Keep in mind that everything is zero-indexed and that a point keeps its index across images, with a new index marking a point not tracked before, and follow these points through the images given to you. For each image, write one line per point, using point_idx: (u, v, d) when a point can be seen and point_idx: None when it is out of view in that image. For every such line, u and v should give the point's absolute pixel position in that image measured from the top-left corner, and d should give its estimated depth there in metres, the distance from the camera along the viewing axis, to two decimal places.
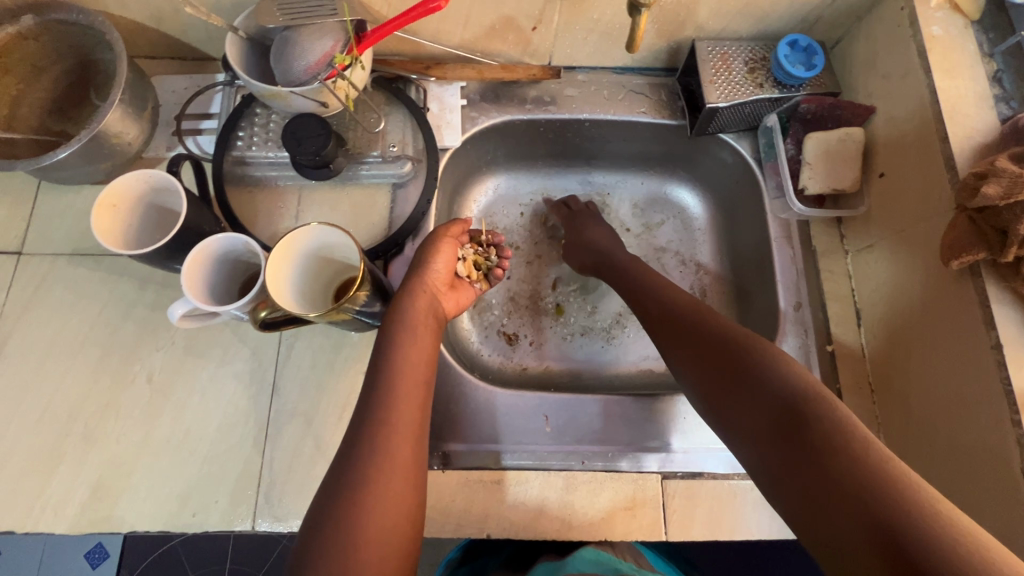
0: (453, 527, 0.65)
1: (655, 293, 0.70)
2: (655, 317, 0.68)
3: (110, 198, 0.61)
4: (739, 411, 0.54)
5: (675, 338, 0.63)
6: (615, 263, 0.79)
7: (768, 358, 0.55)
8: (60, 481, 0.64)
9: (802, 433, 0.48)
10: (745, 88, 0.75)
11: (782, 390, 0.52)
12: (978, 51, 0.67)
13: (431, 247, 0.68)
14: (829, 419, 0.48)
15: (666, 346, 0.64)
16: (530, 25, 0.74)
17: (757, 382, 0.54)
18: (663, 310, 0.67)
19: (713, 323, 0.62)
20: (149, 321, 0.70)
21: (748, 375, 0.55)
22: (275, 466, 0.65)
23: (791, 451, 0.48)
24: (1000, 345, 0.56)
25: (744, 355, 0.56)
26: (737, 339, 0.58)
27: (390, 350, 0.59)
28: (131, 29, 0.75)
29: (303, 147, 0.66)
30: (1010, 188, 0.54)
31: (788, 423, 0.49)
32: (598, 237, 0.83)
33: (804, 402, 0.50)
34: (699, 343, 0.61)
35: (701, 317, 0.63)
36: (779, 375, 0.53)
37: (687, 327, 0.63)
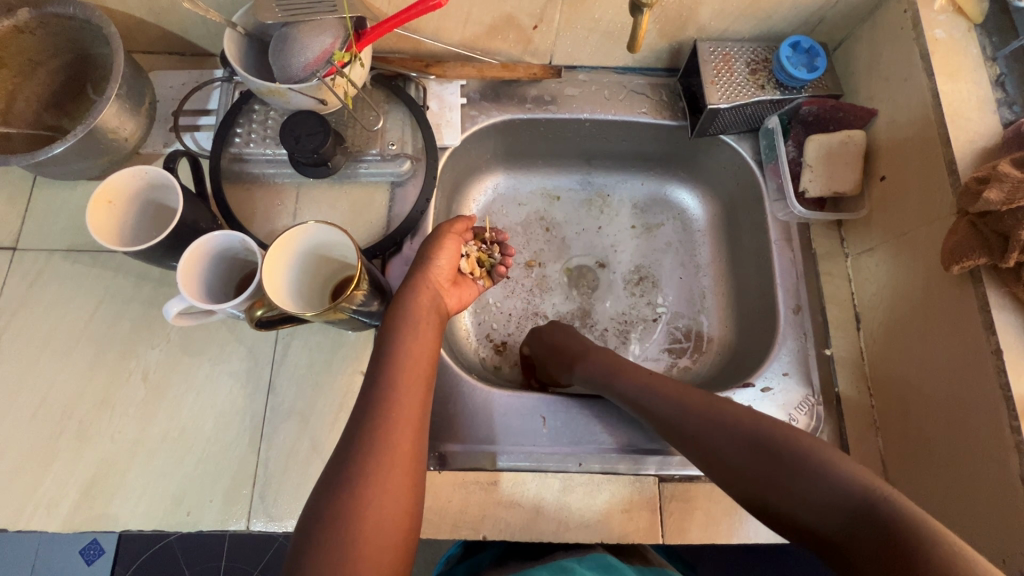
0: (449, 528, 0.64)
1: (652, 389, 0.64)
2: (663, 418, 0.62)
3: (106, 193, 0.61)
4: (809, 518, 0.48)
5: (698, 439, 0.58)
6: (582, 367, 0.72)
7: (819, 458, 0.50)
8: (53, 479, 0.63)
9: (894, 549, 0.42)
10: (747, 89, 0.75)
11: (853, 493, 0.46)
12: (980, 54, 0.67)
13: (435, 243, 0.68)
14: (914, 525, 0.42)
15: (690, 451, 0.59)
16: (531, 24, 0.74)
17: (817, 490, 0.48)
18: (670, 409, 0.61)
19: (736, 419, 0.57)
20: (144, 318, 0.70)
21: (805, 482, 0.49)
22: (271, 465, 0.65)
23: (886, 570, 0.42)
24: (1000, 351, 0.55)
25: (789, 455, 0.51)
26: (775, 437, 0.53)
27: (393, 343, 0.58)
28: (129, 24, 0.74)
29: (302, 144, 0.65)
30: (1012, 194, 0.53)
31: (871, 536, 0.44)
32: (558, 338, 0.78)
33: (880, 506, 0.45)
34: (729, 443, 0.55)
35: (720, 410, 0.58)
36: (838, 478, 0.48)
37: (707, 425, 0.58)
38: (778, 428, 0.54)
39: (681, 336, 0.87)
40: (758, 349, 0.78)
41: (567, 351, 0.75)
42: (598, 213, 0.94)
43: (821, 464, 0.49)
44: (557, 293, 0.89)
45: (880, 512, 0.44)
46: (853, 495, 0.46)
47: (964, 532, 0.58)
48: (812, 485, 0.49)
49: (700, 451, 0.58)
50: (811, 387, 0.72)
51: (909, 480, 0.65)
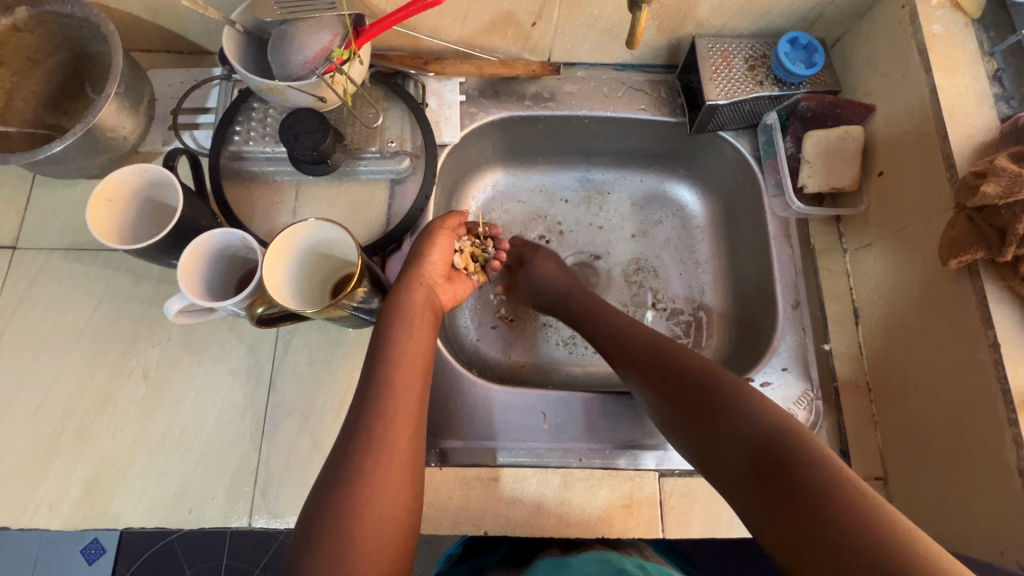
0: (450, 524, 0.64)
1: (625, 336, 0.69)
2: (629, 356, 0.66)
3: (106, 192, 0.61)
4: (718, 449, 0.52)
5: (652, 372, 0.62)
6: (569, 301, 0.78)
7: (745, 395, 0.54)
8: (55, 477, 0.63)
9: (783, 471, 0.46)
10: (745, 85, 0.75)
11: (761, 427, 0.50)
12: (978, 50, 0.67)
13: (427, 240, 0.68)
14: (807, 456, 0.47)
15: (639, 385, 0.63)
16: (529, 21, 0.74)
17: (736, 417, 0.52)
18: (637, 349, 0.66)
19: (689, 360, 0.61)
20: (145, 316, 0.70)
21: (726, 412, 0.53)
22: (272, 462, 0.65)
23: (768, 490, 0.46)
24: (997, 344, 0.56)
25: (722, 388, 0.55)
26: (712, 376, 0.57)
27: (388, 341, 0.58)
28: (127, 22, 0.74)
29: (301, 142, 0.65)
30: (1010, 187, 0.53)
31: (766, 462, 0.48)
32: (549, 272, 0.81)
33: (781, 440, 0.48)
34: (675, 377, 0.59)
35: (679, 354, 0.62)
36: (756, 411, 0.52)
37: (664, 364, 0.62)
38: (712, 366, 0.59)
39: (681, 331, 0.87)
40: (757, 344, 0.78)
41: (561, 286, 0.80)
42: (597, 211, 0.94)
43: (743, 400, 0.53)
44: None
45: (781, 439, 0.49)
46: (764, 423, 0.50)
47: (962, 524, 0.58)
48: (729, 418, 0.52)
49: (648, 384, 0.61)
50: (810, 382, 0.72)
51: (907, 474, 0.65)
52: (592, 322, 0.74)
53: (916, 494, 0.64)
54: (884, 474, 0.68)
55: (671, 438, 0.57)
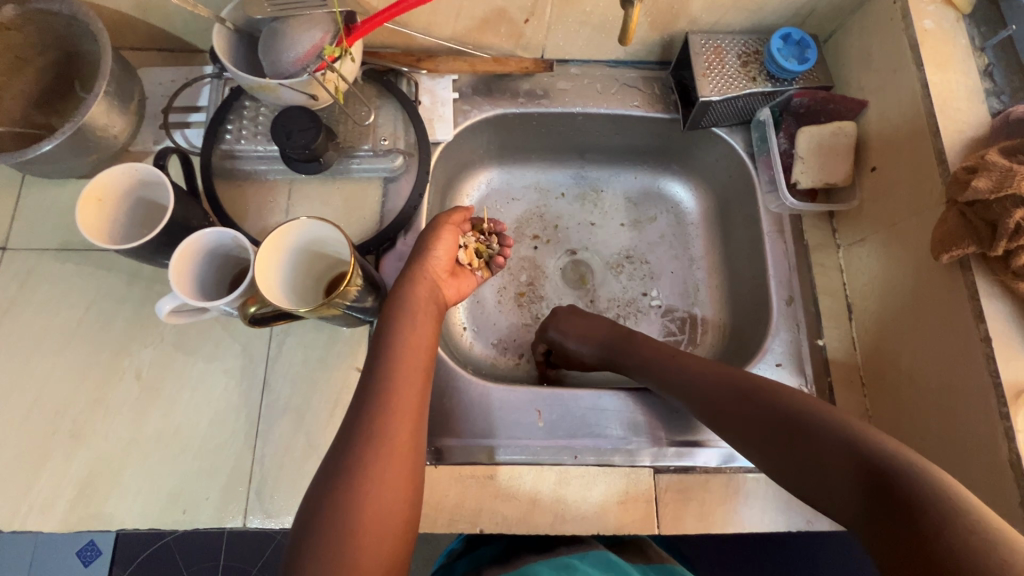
0: (445, 521, 0.65)
1: (697, 370, 0.64)
2: (704, 395, 0.61)
3: (95, 191, 0.60)
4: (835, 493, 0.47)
5: (738, 414, 0.57)
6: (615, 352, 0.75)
7: (852, 434, 0.48)
8: (49, 478, 0.63)
9: (915, 525, 0.41)
10: (738, 81, 0.75)
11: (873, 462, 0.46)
12: (969, 45, 0.67)
13: (431, 235, 0.68)
14: (933, 494, 0.42)
15: (728, 429, 0.58)
16: (522, 17, 0.74)
17: (848, 465, 0.47)
18: (713, 386, 0.61)
19: (776, 396, 0.55)
20: (137, 317, 0.69)
21: (834, 458, 0.48)
22: (267, 462, 0.64)
23: (902, 538, 0.41)
24: (989, 338, 0.56)
25: (826, 430, 0.50)
26: (807, 414, 0.52)
27: (388, 335, 0.58)
28: (116, 20, 0.73)
29: (293, 140, 0.65)
30: (1002, 181, 0.54)
31: (894, 516, 0.43)
32: (575, 329, 0.77)
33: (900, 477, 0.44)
34: (766, 420, 0.54)
35: (762, 390, 0.57)
36: (862, 445, 0.47)
37: (749, 404, 0.57)
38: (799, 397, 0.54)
39: (676, 328, 0.87)
40: (752, 340, 0.78)
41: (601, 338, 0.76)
42: (592, 208, 0.94)
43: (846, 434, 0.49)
44: (553, 287, 0.89)
45: (902, 485, 0.43)
46: (882, 470, 0.45)
47: None
48: (835, 454, 0.48)
49: (736, 428, 0.57)
50: (805, 377, 0.72)
51: None
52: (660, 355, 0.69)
53: None
54: None
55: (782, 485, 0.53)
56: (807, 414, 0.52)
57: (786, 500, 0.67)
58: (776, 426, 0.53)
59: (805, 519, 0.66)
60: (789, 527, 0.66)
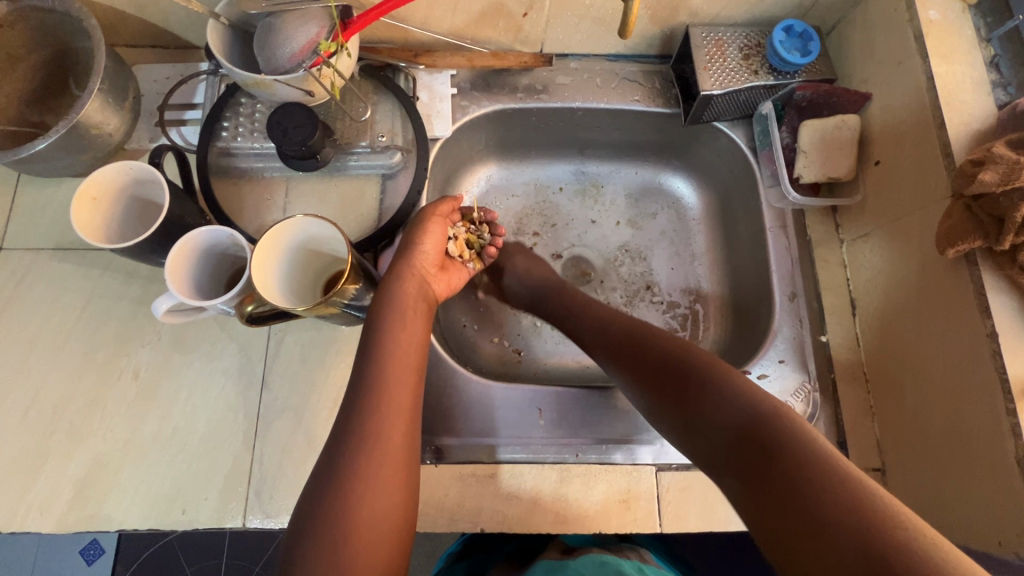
0: (446, 521, 0.64)
1: (610, 325, 0.67)
2: (614, 345, 0.64)
3: (92, 189, 0.60)
4: (707, 443, 0.49)
5: (640, 359, 0.60)
6: (546, 293, 0.77)
7: (740, 387, 0.50)
8: (47, 479, 0.62)
9: (770, 460, 0.44)
10: (740, 75, 0.74)
11: (748, 413, 0.48)
12: (975, 36, 0.66)
13: (419, 229, 0.67)
14: (797, 444, 0.44)
15: (624, 374, 0.61)
16: (520, 11, 0.73)
17: (725, 411, 0.49)
18: (623, 337, 0.63)
19: (678, 347, 0.58)
20: (134, 316, 0.69)
21: (715, 407, 0.50)
22: (266, 462, 0.64)
23: (762, 487, 0.43)
24: (995, 334, 0.55)
25: (709, 374, 0.53)
26: (703, 367, 0.54)
27: (380, 333, 0.58)
28: (111, 16, 0.73)
29: (289, 137, 0.64)
30: (1008, 175, 0.53)
31: (750, 450, 0.46)
32: (527, 270, 0.80)
33: (769, 428, 0.46)
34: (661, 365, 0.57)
35: (665, 342, 0.59)
36: (743, 398, 0.49)
37: (650, 352, 0.59)
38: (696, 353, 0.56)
39: (677, 324, 0.86)
40: (754, 336, 0.78)
41: (540, 283, 0.79)
42: (592, 204, 0.93)
43: (728, 386, 0.51)
44: None
45: (771, 438, 0.45)
46: (746, 408, 0.48)
47: (961, 515, 0.58)
48: (715, 407, 0.50)
49: (632, 372, 0.60)
50: (808, 373, 0.71)
51: (905, 465, 0.65)
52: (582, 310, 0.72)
53: (916, 485, 0.63)
54: (881, 465, 0.68)
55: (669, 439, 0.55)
56: (701, 369, 0.54)
57: None
58: (671, 378, 0.55)
59: None
60: None
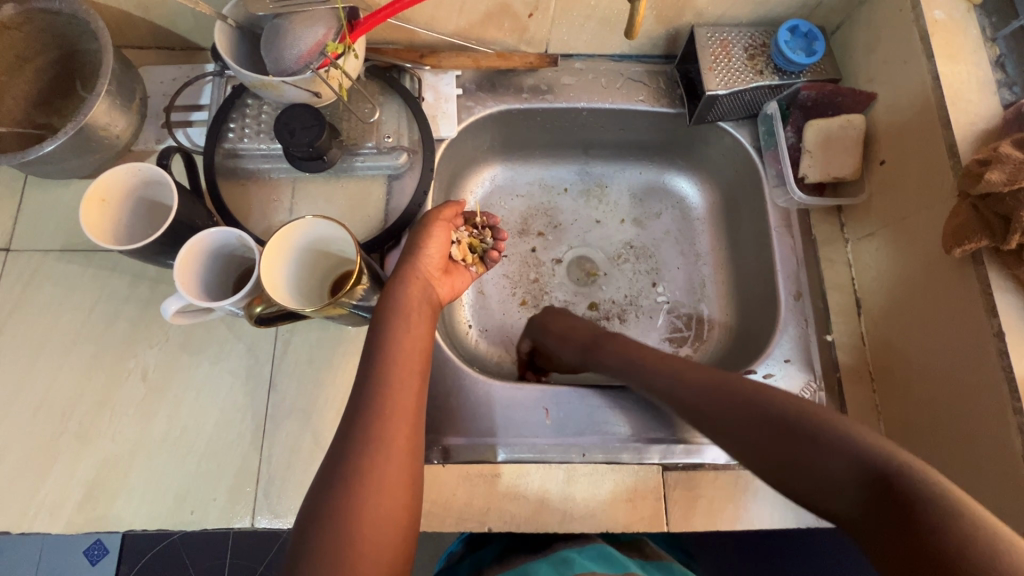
0: (453, 520, 0.64)
1: (682, 374, 0.61)
2: (691, 399, 0.59)
3: (99, 191, 0.60)
4: (828, 498, 0.47)
5: (731, 416, 0.55)
6: (596, 348, 0.71)
7: (853, 436, 0.47)
8: (56, 480, 0.63)
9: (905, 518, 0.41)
10: (745, 75, 0.74)
11: (871, 467, 0.45)
12: (980, 35, 0.66)
13: (423, 232, 0.67)
14: (932, 497, 0.41)
15: (715, 433, 0.56)
16: (526, 12, 0.73)
17: (842, 467, 0.46)
18: (701, 390, 0.58)
19: (772, 401, 0.53)
20: (142, 317, 0.69)
21: (829, 461, 0.47)
22: (274, 462, 0.64)
23: (900, 548, 0.41)
24: (1002, 333, 0.55)
25: (822, 432, 0.48)
26: (802, 416, 0.50)
27: (385, 335, 0.58)
28: (117, 18, 0.73)
29: (297, 138, 0.64)
30: (1015, 173, 0.53)
31: (895, 523, 0.42)
32: (562, 325, 0.75)
33: (896, 482, 0.43)
34: (761, 423, 0.52)
35: (752, 395, 0.54)
36: (858, 448, 0.46)
37: (739, 407, 0.54)
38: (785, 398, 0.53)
39: (682, 324, 0.87)
40: (759, 335, 0.78)
41: (579, 340, 0.73)
42: (595, 203, 0.93)
43: (838, 437, 0.47)
44: (559, 283, 0.89)
45: (902, 491, 0.42)
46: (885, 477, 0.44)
47: None
48: (829, 460, 0.47)
49: (728, 430, 0.55)
50: (813, 373, 0.72)
51: None
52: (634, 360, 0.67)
53: None
54: None
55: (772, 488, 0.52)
56: (801, 418, 0.50)
57: None
58: (767, 429, 0.51)
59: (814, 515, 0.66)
60: (799, 524, 0.66)
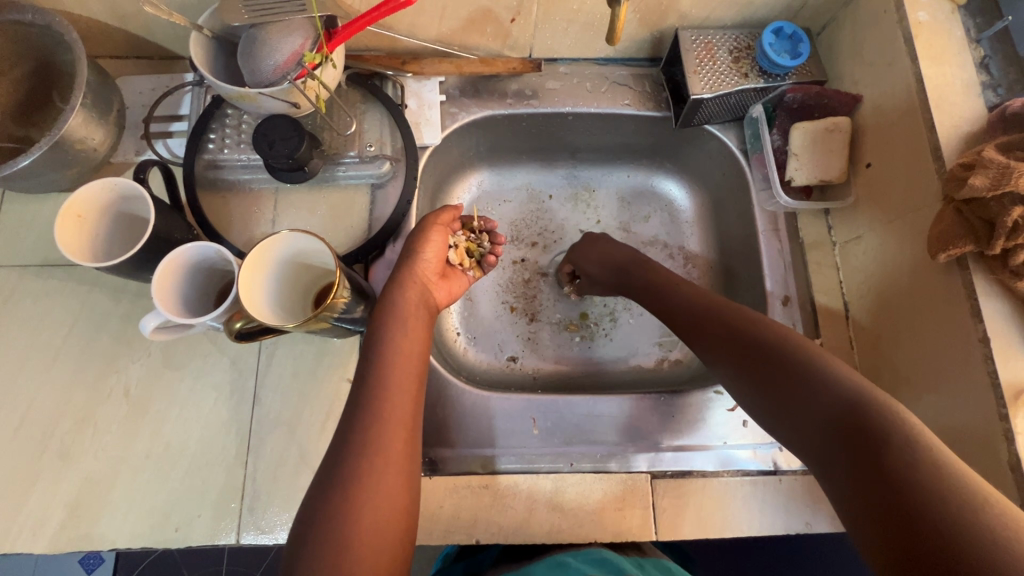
0: (441, 533, 0.64)
1: (714, 314, 0.63)
2: (745, 354, 0.58)
3: (75, 207, 0.59)
4: (795, 416, 0.52)
5: (742, 350, 0.58)
6: (631, 275, 0.75)
7: (829, 367, 0.52)
8: (38, 499, 0.62)
9: (860, 433, 0.46)
10: (730, 78, 0.74)
11: (838, 393, 0.50)
12: (965, 37, 0.65)
13: (420, 236, 0.66)
14: (888, 421, 0.46)
15: (768, 394, 0.55)
16: (508, 17, 0.72)
17: (814, 386, 0.51)
18: (759, 347, 0.57)
19: (838, 377, 0.51)
20: (124, 333, 0.68)
21: (805, 381, 0.52)
22: (258, 477, 0.64)
23: (851, 459, 0.46)
24: (987, 339, 0.55)
25: (867, 412, 0.47)
26: (785, 346, 0.55)
27: (382, 341, 0.58)
28: (93, 29, 0.72)
29: (276, 150, 0.63)
30: (999, 179, 0.53)
31: (849, 437, 0.47)
32: (600, 256, 0.78)
33: (856, 404, 0.48)
34: (773, 363, 0.55)
35: (814, 360, 0.53)
36: (830, 378, 0.51)
37: (803, 376, 0.52)
38: (781, 329, 0.58)
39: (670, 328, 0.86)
40: None
41: (616, 265, 0.76)
42: (584, 208, 0.92)
43: (817, 365, 0.53)
44: (549, 290, 0.88)
45: (863, 412, 0.47)
46: (916, 469, 0.42)
47: None
48: (804, 381, 0.52)
49: (735, 358, 0.58)
50: None
51: None
52: (693, 314, 0.65)
53: None
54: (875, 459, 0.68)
55: (749, 405, 0.57)
56: (789, 349, 0.55)
57: (785, 501, 0.66)
58: (757, 355, 0.57)
59: (804, 521, 0.66)
60: (788, 530, 0.66)
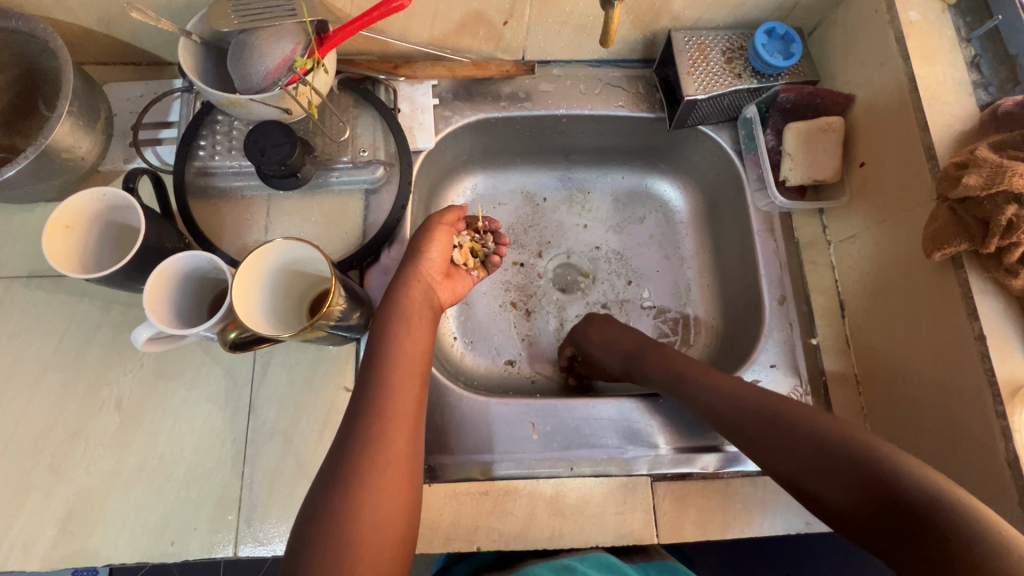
0: (442, 540, 0.63)
1: (735, 397, 0.60)
2: (775, 442, 0.54)
3: (63, 218, 0.58)
4: (843, 509, 0.48)
5: (770, 439, 0.55)
6: (641, 356, 0.72)
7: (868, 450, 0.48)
8: (29, 515, 0.61)
9: (922, 531, 0.43)
10: (723, 79, 0.74)
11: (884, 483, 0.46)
12: (955, 36, 0.66)
13: (426, 236, 0.66)
14: (947, 516, 0.43)
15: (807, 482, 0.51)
16: (500, 19, 0.72)
17: (857, 477, 0.48)
18: (789, 433, 0.54)
19: (880, 461, 0.47)
20: (115, 344, 0.67)
21: (845, 470, 0.49)
22: (255, 488, 0.63)
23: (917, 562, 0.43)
24: (983, 336, 0.56)
25: (923, 507, 0.44)
26: (815, 431, 0.52)
27: (386, 341, 0.57)
28: (79, 35, 0.71)
29: (268, 156, 0.62)
30: (992, 178, 0.53)
31: (910, 537, 0.44)
32: (602, 338, 0.76)
33: (908, 497, 0.45)
34: (807, 451, 0.52)
35: (850, 444, 0.50)
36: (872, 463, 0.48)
37: (857, 472, 0.48)
38: (808, 411, 0.55)
39: (668, 329, 0.86)
40: (746, 340, 0.78)
41: (624, 349, 0.74)
42: (579, 211, 0.92)
43: (855, 449, 0.49)
44: (547, 292, 0.88)
45: (917, 504, 0.44)
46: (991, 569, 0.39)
47: None
48: (844, 471, 0.49)
49: (765, 446, 0.55)
50: (800, 378, 0.71)
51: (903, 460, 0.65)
52: (711, 395, 0.62)
53: None
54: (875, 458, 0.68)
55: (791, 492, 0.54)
56: (820, 434, 0.52)
57: (785, 502, 0.66)
58: (787, 442, 0.53)
59: (804, 521, 0.66)
60: (789, 530, 0.66)
